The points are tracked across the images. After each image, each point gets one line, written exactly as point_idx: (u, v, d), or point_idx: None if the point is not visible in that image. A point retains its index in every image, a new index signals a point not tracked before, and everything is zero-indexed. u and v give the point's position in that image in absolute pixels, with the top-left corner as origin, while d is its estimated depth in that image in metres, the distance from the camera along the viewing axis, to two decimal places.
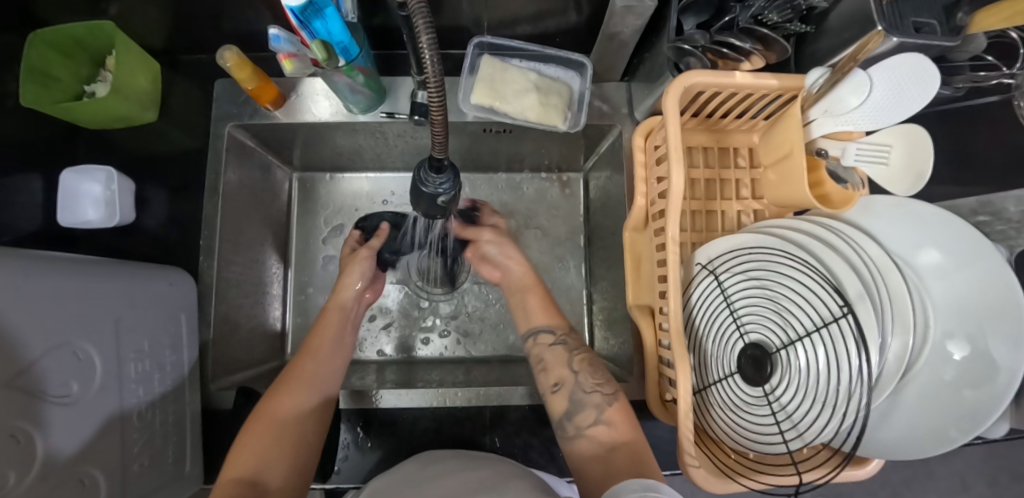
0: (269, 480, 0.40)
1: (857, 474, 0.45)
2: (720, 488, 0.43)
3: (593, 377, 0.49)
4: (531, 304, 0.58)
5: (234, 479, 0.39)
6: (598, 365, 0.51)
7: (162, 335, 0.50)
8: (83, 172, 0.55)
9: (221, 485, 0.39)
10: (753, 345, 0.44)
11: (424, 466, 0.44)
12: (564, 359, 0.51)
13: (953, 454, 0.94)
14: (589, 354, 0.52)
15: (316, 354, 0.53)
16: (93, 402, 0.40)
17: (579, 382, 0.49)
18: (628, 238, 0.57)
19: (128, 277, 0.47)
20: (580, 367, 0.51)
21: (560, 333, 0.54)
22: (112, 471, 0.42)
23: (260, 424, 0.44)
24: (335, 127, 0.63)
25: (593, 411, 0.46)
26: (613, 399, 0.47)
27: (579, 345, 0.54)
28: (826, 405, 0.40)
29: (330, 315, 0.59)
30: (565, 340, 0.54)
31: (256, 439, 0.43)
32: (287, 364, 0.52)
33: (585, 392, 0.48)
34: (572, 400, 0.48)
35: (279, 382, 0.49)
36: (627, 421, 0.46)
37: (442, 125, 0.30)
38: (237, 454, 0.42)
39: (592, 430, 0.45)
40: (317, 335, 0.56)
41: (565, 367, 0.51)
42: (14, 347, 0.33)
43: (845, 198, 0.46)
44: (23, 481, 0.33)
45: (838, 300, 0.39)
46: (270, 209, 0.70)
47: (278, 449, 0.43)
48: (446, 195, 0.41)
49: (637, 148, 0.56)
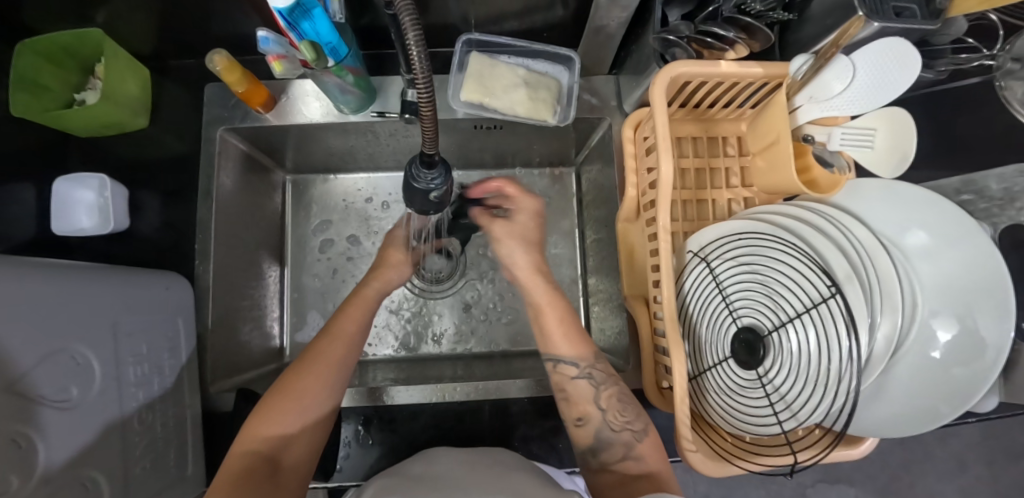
0: (284, 457, 0.44)
1: (852, 454, 0.46)
2: (718, 472, 0.44)
3: (622, 415, 0.48)
4: (547, 324, 0.53)
5: (247, 454, 0.42)
6: (626, 400, 0.49)
7: (161, 340, 0.51)
8: (76, 180, 0.55)
9: (237, 457, 0.42)
10: (745, 329, 0.45)
11: (429, 462, 0.45)
12: (589, 396, 0.49)
13: (950, 436, 1.02)
14: (619, 388, 0.50)
15: (350, 336, 0.51)
16: (93, 406, 0.41)
17: (607, 421, 0.48)
18: (620, 229, 0.59)
19: (124, 282, 0.47)
20: (608, 405, 0.49)
21: (585, 366, 0.50)
22: (115, 474, 0.42)
23: (287, 404, 0.45)
24: (325, 128, 0.63)
25: (622, 449, 0.47)
26: (642, 436, 0.47)
27: (608, 374, 0.50)
28: (817, 385, 0.40)
29: (366, 297, 0.56)
30: (590, 374, 0.50)
31: (278, 418, 0.44)
32: (311, 342, 0.50)
33: (612, 431, 0.48)
34: (599, 438, 0.48)
35: (306, 361, 0.48)
36: (657, 451, 0.47)
37: (431, 120, 0.30)
38: (257, 429, 0.43)
39: (620, 465, 0.47)
40: (347, 313, 0.53)
41: (591, 404, 0.49)
42: (7, 355, 0.33)
43: (832, 182, 0.47)
44: (25, 485, 0.33)
45: (826, 281, 0.40)
46: (265, 212, 0.70)
47: (299, 432, 0.45)
48: (438, 190, 0.42)
49: (626, 140, 0.57)
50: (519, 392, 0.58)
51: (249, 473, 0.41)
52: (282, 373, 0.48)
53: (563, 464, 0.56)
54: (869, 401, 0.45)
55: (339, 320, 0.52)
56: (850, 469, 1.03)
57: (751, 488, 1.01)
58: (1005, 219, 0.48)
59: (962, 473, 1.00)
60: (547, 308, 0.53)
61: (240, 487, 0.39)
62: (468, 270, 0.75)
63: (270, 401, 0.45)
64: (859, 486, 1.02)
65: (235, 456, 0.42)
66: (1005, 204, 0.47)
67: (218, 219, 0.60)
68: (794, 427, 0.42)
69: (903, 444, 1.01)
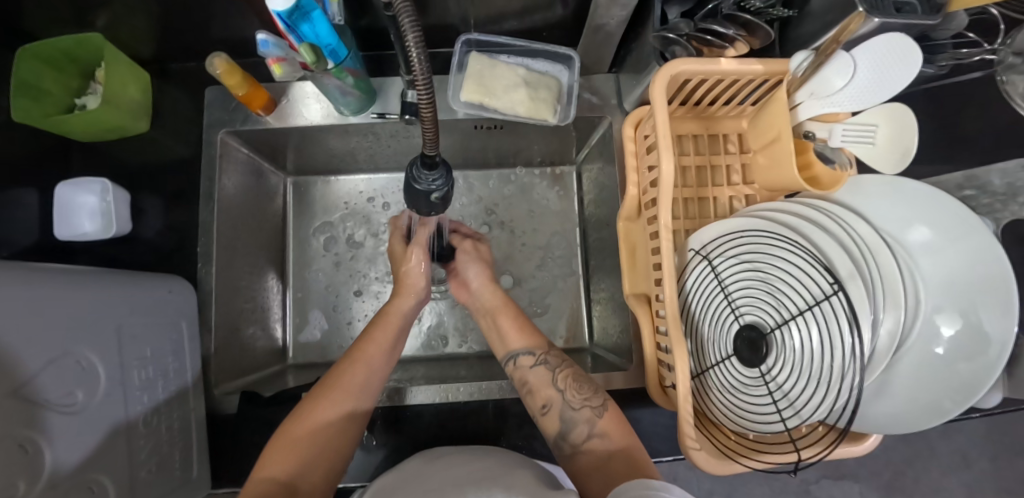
0: (302, 486, 0.42)
1: (856, 450, 0.45)
2: (722, 469, 0.44)
3: (579, 392, 0.50)
4: (503, 323, 0.58)
5: (264, 482, 0.41)
6: (582, 379, 0.51)
7: (166, 343, 0.51)
8: (78, 185, 0.56)
9: (256, 484, 0.40)
10: (747, 326, 0.44)
11: (431, 459, 0.45)
12: (548, 380, 0.51)
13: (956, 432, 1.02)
14: (573, 369, 0.52)
15: (369, 360, 0.52)
16: (99, 410, 0.41)
17: (567, 401, 0.49)
18: (621, 227, 0.59)
19: (128, 287, 0.47)
20: (566, 385, 0.51)
21: (540, 352, 0.54)
22: (121, 477, 0.42)
23: (300, 427, 0.45)
24: (327, 130, 0.63)
25: (586, 427, 0.47)
26: (602, 411, 0.48)
27: (562, 358, 0.54)
28: (821, 384, 0.40)
29: (389, 319, 0.56)
30: (546, 359, 0.53)
31: (294, 444, 0.43)
32: (333, 368, 0.51)
33: (574, 409, 0.49)
34: (563, 419, 0.48)
35: (323, 387, 0.48)
36: (622, 428, 0.47)
37: (432, 122, 0.30)
38: (274, 457, 0.42)
39: (587, 445, 0.46)
40: (370, 337, 0.54)
41: (550, 388, 0.51)
42: (13, 361, 0.34)
43: (834, 179, 0.47)
44: (33, 489, 0.34)
45: (829, 279, 0.40)
46: (267, 214, 0.70)
47: (316, 459, 0.44)
48: (439, 191, 0.42)
49: (627, 138, 0.57)
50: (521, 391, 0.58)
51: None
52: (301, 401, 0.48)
53: None
54: (872, 397, 0.45)
55: (363, 344, 0.53)
56: (856, 467, 1.03)
57: (755, 485, 1.02)
58: (1009, 214, 0.46)
59: (967, 467, 1.02)
60: (501, 310, 0.59)
61: None
62: None
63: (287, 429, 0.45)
64: (863, 483, 1.04)
65: (253, 484, 0.40)
66: (1009, 200, 0.45)
67: (220, 222, 0.60)
68: (798, 425, 0.42)
69: (907, 441, 1.02)
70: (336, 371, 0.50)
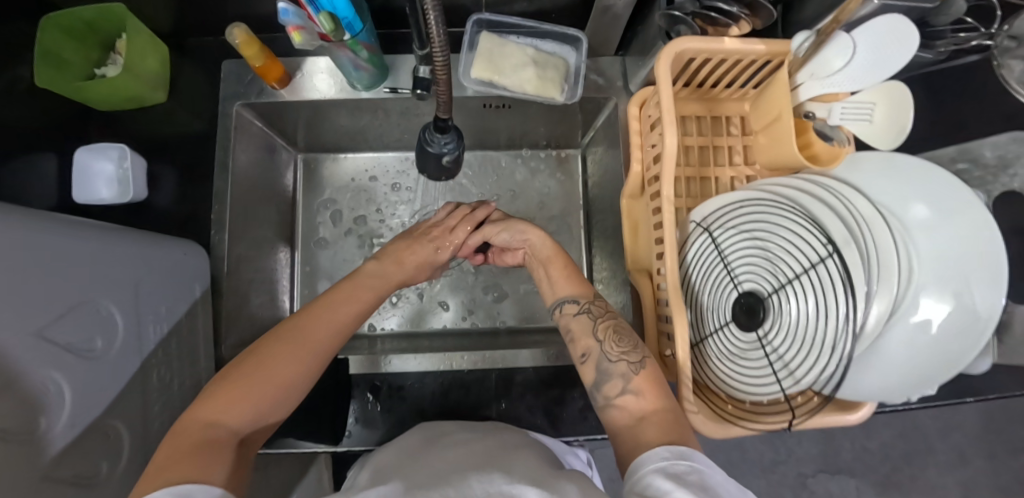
0: (252, 433, 0.39)
1: (851, 419, 0.47)
2: (721, 433, 0.46)
3: (618, 344, 0.48)
4: (552, 274, 0.57)
5: (207, 428, 0.37)
6: (625, 331, 0.49)
7: (181, 305, 0.52)
8: (95, 151, 0.57)
9: (196, 424, 0.37)
10: (746, 293, 0.46)
11: (428, 445, 0.46)
12: (589, 329, 0.50)
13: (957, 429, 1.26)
14: (615, 321, 0.51)
15: (340, 316, 0.49)
16: (117, 358, 0.42)
17: (604, 352, 0.48)
18: (625, 205, 0.60)
19: (144, 245, 0.48)
20: (604, 336, 0.49)
21: (584, 302, 0.53)
22: (135, 425, 0.43)
23: (260, 374, 0.41)
24: (338, 105, 0.64)
25: (620, 381, 0.45)
26: (639, 368, 0.46)
27: (605, 310, 0.52)
28: (812, 346, 0.41)
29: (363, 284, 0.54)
30: (589, 309, 0.52)
31: (250, 389, 0.40)
32: (297, 314, 0.47)
33: (611, 361, 0.47)
34: (599, 369, 0.47)
35: (287, 334, 0.44)
36: (657, 388, 0.44)
37: (446, 83, 0.37)
38: (223, 401, 0.39)
39: (621, 400, 0.45)
40: (339, 296, 0.51)
41: (590, 338, 0.50)
42: (38, 301, 0.35)
43: (832, 155, 0.49)
44: (55, 425, 0.35)
45: (823, 243, 0.41)
46: (278, 188, 0.72)
47: (269, 407, 0.41)
48: (451, 155, 0.44)
49: (632, 117, 0.59)
50: (526, 361, 0.59)
51: (208, 448, 0.35)
52: (255, 343, 0.44)
53: (564, 432, 0.57)
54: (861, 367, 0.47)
55: (335, 299, 0.51)
56: (851, 461, 1.23)
57: (752, 478, 1.21)
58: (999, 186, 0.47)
59: (964, 466, 1.24)
60: (553, 260, 0.58)
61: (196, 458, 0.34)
62: None
63: (237, 370, 0.41)
64: (860, 479, 1.24)
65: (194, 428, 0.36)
66: (998, 172, 0.47)
67: (233, 193, 0.61)
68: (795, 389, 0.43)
69: (903, 439, 1.24)
70: (299, 323, 0.46)
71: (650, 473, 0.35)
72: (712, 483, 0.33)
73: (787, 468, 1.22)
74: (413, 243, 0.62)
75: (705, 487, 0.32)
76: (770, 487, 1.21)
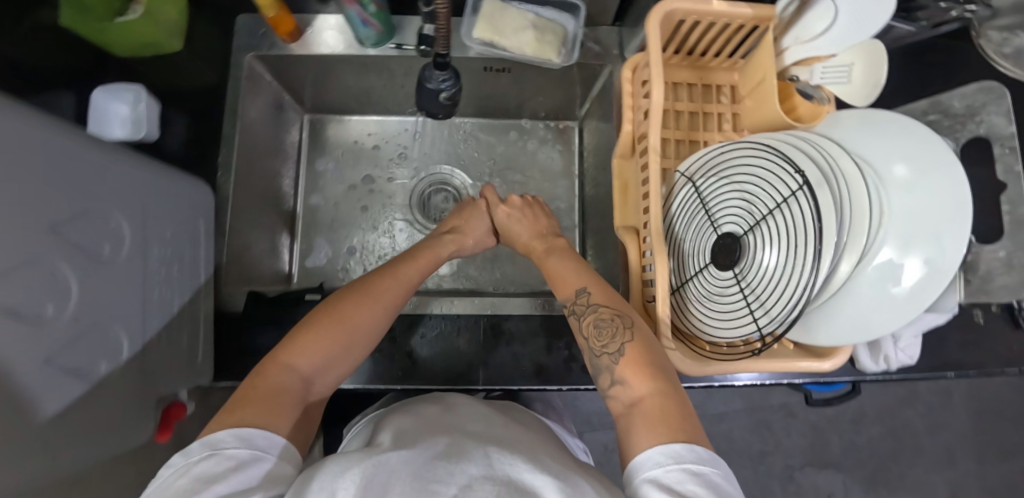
0: (316, 385, 0.44)
1: (823, 366, 0.49)
2: (698, 371, 0.48)
3: (599, 340, 0.48)
4: (553, 276, 0.58)
5: (283, 373, 0.42)
6: (606, 322, 0.49)
7: (185, 233, 0.54)
8: (110, 90, 0.56)
9: (272, 367, 0.42)
10: (725, 235, 0.48)
11: (448, 409, 0.46)
12: (577, 329, 0.52)
13: (947, 430, 1.29)
14: (600, 312, 0.50)
15: (401, 281, 0.54)
16: (123, 265, 0.44)
17: (590, 349, 0.49)
18: (616, 165, 0.62)
19: (155, 172, 0.51)
20: (589, 333, 0.50)
21: (569, 304, 0.54)
22: (134, 334, 0.45)
23: (327, 328, 0.46)
24: (346, 61, 0.67)
25: (607, 374, 0.46)
26: (620, 357, 0.46)
27: (591, 303, 0.52)
28: (784, 284, 0.42)
29: (422, 257, 0.59)
30: (574, 310, 0.53)
31: (316, 341, 0.44)
32: (367, 277, 0.52)
33: (596, 356, 0.48)
34: (592, 366, 0.49)
35: (357, 295, 0.49)
36: (639, 369, 0.44)
37: (445, 17, 0.39)
38: (297, 348, 0.44)
39: (612, 391, 0.46)
40: (401, 265, 0.56)
41: (578, 336, 0.51)
42: (53, 196, 0.37)
43: (813, 113, 0.53)
44: (60, 313, 0.37)
45: (796, 182, 0.42)
46: (283, 143, 0.75)
47: (335, 362, 0.45)
48: (448, 91, 0.48)
49: (625, 81, 0.61)
50: (513, 308, 0.63)
51: (281, 394, 0.40)
52: (324, 301, 0.49)
53: (548, 379, 0.59)
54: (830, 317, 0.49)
55: (402, 266, 0.55)
56: (839, 456, 1.26)
57: (739, 467, 1.24)
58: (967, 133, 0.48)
59: (953, 467, 1.27)
60: (552, 258, 0.61)
61: (273, 400, 0.39)
62: None
63: (310, 324, 0.46)
64: (848, 475, 1.26)
65: (272, 372, 0.41)
66: (966, 119, 0.48)
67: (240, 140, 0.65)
68: (768, 325, 0.44)
69: (891, 438, 1.27)
70: (368, 285, 0.51)
71: (645, 483, 0.35)
72: (708, 488, 0.34)
73: (775, 459, 1.25)
74: (462, 214, 0.70)
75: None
76: (756, 478, 1.24)
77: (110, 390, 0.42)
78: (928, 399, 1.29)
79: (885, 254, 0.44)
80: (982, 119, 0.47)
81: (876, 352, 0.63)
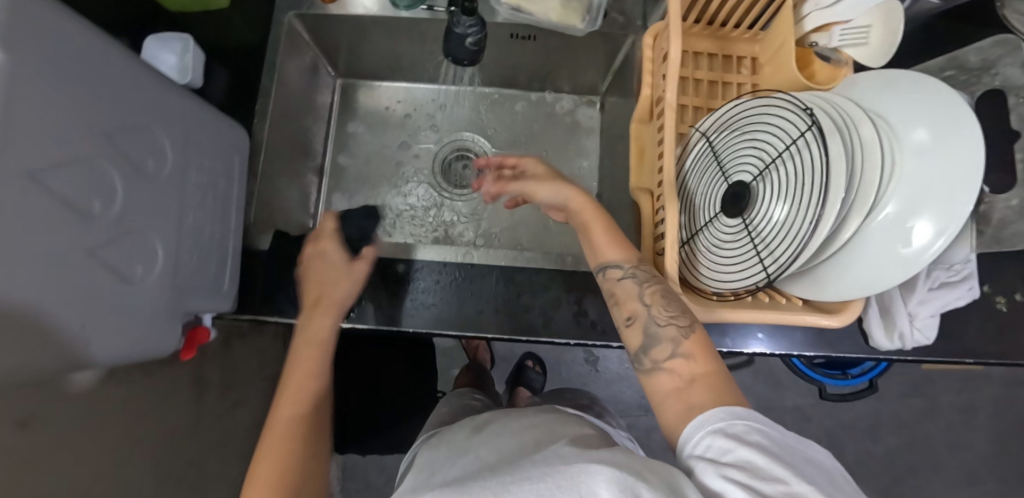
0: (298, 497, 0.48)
1: (827, 323, 0.49)
2: (707, 316, 0.49)
3: (666, 309, 0.48)
4: (596, 236, 0.55)
5: None
6: (670, 297, 0.49)
7: (220, 168, 0.57)
8: (162, 41, 0.58)
9: None
10: (735, 186, 0.49)
11: (476, 430, 0.53)
12: (635, 293, 0.50)
13: (970, 448, 1.24)
14: (663, 286, 0.50)
15: (306, 376, 0.56)
16: (163, 183, 0.48)
17: (651, 316, 0.48)
18: (634, 129, 0.65)
19: (199, 107, 0.54)
20: (652, 300, 0.49)
21: (629, 266, 0.52)
22: (168, 249, 0.48)
23: (268, 459, 0.49)
24: (379, 23, 0.71)
25: (669, 345, 0.45)
26: (689, 332, 0.46)
27: (651, 275, 0.51)
28: (791, 231, 0.44)
29: (309, 341, 0.58)
30: (634, 274, 0.51)
31: (266, 477, 0.48)
32: (274, 399, 0.54)
33: (658, 325, 0.47)
34: (647, 333, 0.47)
35: (272, 421, 0.52)
36: (706, 349, 0.45)
37: None
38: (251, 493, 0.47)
39: (669, 363, 0.45)
40: (291, 371, 0.57)
41: (637, 301, 0.49)
42: (111, 105, 0.41)
43: (830, 74, 0.54)
44: (108, 210, 0.40)
45: (807, 131, 0.44)
46: (316, 104, 0.79)
47: (300, 477, 0.49)
48: (473, 37, 0.51)
49: (645, 48, 0.63)
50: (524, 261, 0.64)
51: None
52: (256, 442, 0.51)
53: (554, 331, 0.60)
54: (836, 277, 0.49)
55: (292, 371, 0.56)
56: (853, 464, 1.23)
57: None
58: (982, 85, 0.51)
59: (972, 486, 1.22)
60: (593, 224, 0.56)
61: None
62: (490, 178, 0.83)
63: (257, 467, 0.49)
64: (862, 485, 1.23)
65: None
66: (983, 72, 0.50)
67: (277, 93, 0.69)
68: (774, 270, 0.45)
69: (909, 451, 1.23)
70: (278, 408, 0.53)
71: (709, 434, 0.37)
72: (771, 439, 0.36)
73: None
74: (316, 272, 0.62)
75: (765, 448, 0.35)
76: None
77: (146, 293, 0.46)
78: (950, 414, 1.25)
79: (888, 212, 0.45)
80: (998, 71, 0.49)
81: (892, 329, 0.60)
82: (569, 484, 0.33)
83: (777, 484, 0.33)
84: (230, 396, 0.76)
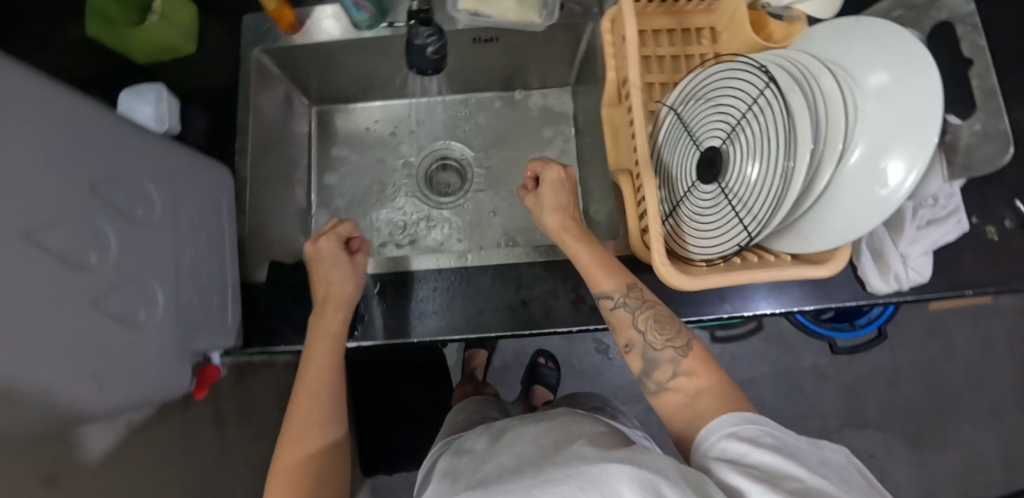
0: None
1: (817, 272, 0.50)
2: (700, 285, 0.49)
3: (661, 333, 0.50)
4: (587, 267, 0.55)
5: None
6: (664, 318, 0.51)
7: (208, 207, 0.59)
8: (136, 93, 0.60)
9: None
10: (711, 154, 0.51)
11: (493, 432, 0.56)
12: (629, 321, 0.52)
13: (991, 383, 1.24)
14: (655, 309, 0.52)
15: (315, 395, 0.58)
16: (155, 229, 0.49)
17: (648, 342, 0.50)
18: (605, 113, 0.65)
19: (181, 151, 0.55)
20: (646, 326, 0.51)
21: (620, 295, 0.53)
22: (168, 291, 0.49)
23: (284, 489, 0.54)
24: (344, 47, 0.72)
25: (670, 367, 0.49)
26: (686, 351, 0.49)
27: (643, 300, 0.53)
28: (765, 188, 0.44)
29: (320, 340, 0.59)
30: (626, 302, 0.52)
31: None
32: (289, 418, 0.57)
33: (656, 350, 0.50)
34: (646, 359, 0.50)
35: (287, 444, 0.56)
36: (705, 365, 0.49)
37: None
38: None
39: (672, 384, 0.48)
40: (301, 391, 0.58)
41: (632, 329, 0.51)
42: (97, 160, 0.42)
43: (785, 32, 0.56)
44: (105, 260, 0.42)
45: (768, 89, 0.45)
46: (294, 133, 0.80)
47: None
48: (433, 46, 0.52)
49: (604, 31, 0.63)
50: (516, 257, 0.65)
51: None
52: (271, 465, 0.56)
53: (554, 318, 0.61)
54: (821, 229, 0.49)
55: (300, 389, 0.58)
56: (877, 414, 1.22)
57: None
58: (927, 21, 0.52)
59: (998, 420, 1.22)
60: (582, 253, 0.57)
61: None
62: (474, 181, 0.84)
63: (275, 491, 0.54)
64: (889, 434, 1.22)
65: None
66: (928, 7, 0.52)
67: (254, 125, 0.69)
68: (755, 229, 0.46)
69: (931, 393, 1.23)
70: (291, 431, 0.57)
71: (722, 438, 0.40)
72: (783, 441, 0.38)
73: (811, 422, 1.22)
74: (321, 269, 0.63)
75: (778, 448, 0.37)
76: None
77: (152, 338, 0.47)
78: (965, 352, 1.25)
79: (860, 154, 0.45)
80: (942, 4, 0.50)
81: (886, 271, 0.61)
82: (593, 485, 0.33)
83: (792, 478, 0.35)
84: (250, 430, 0.77)
